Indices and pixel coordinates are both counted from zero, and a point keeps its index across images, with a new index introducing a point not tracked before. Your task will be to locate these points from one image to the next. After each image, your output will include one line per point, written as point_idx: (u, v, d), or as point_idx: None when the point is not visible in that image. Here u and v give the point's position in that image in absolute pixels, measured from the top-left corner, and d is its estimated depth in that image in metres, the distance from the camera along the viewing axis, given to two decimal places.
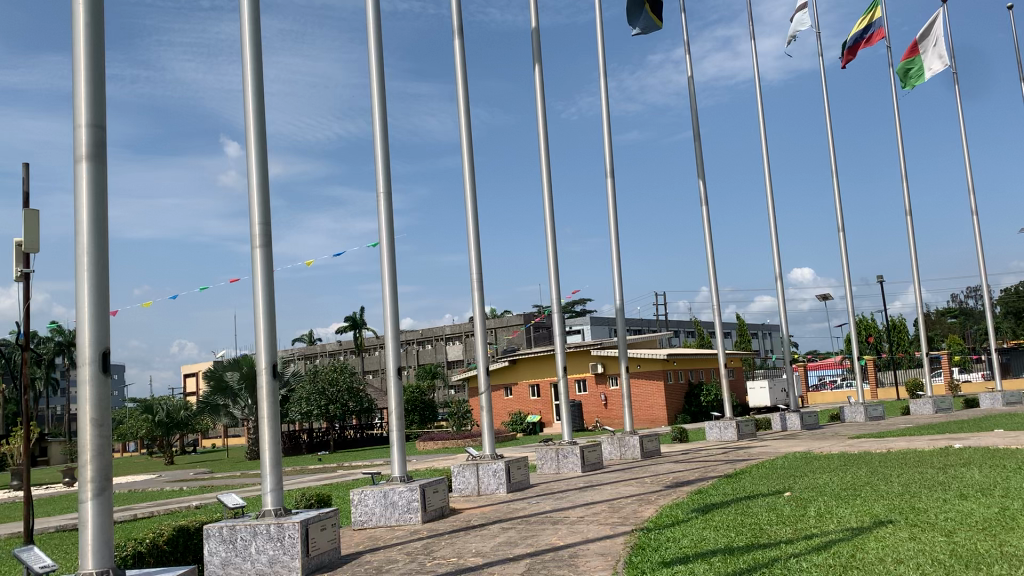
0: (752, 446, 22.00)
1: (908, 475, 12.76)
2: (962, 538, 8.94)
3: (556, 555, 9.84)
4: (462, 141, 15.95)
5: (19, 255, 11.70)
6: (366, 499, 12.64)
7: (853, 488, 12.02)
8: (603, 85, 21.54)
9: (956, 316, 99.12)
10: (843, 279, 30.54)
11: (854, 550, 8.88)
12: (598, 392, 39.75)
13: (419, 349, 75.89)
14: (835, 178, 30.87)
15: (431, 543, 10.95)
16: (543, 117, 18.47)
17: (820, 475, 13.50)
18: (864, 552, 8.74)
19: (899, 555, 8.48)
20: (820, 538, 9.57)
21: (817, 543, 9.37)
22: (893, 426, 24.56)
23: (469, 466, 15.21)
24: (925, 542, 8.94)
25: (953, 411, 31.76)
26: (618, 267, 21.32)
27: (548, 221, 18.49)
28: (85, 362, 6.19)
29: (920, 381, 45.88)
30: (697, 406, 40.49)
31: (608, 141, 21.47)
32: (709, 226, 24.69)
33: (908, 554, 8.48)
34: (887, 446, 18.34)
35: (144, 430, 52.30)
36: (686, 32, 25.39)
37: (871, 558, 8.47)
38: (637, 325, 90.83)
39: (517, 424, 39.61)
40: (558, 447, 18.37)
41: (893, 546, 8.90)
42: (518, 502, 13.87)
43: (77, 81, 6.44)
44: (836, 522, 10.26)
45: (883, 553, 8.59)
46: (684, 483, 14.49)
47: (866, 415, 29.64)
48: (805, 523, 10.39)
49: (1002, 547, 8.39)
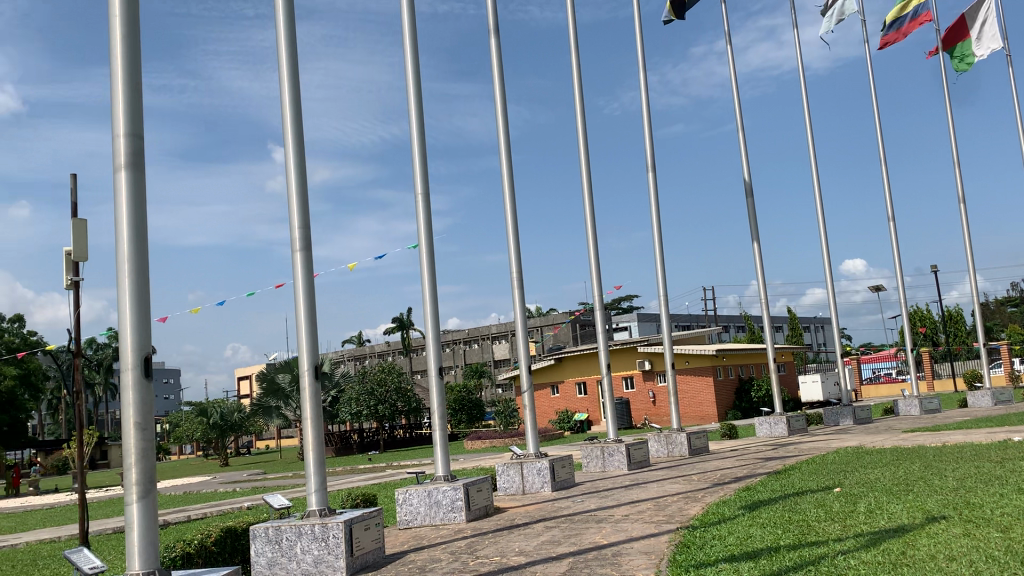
0: (803, 441, 21.61)
1: (964, 469, 12.37)
2: (1019, 534, 8.64)
3: (599, 554, 9.76)
4: (500, 140, 15.94)
5: (68, 264, 11.99)
6: (411, 498, 12.69)
7: (905, 483, 11.73)
8: (643, 80, 21.37)
9: (1017, 306, 96.38)
10: (895, 270, 29.87)
11: (905, 547, 8.65)
12: (646, 389, 39.43)
13: (466, 349, 76.21)
14: (885, 166, 30.19)
15: (475, 542, 10.95)
16: (582, 116, 18.41)
17: (872, 471, 13.17)
18: (915, 549, 8.51)
19: (952, 551, 8.23)
20: (870, 535, 9.33)
21: (865, 539, 9.17)
22: (949, 420, 23.90)
23: (514, 465, 15.19)
24: (980, 538, 8.66)
25: (1013, 402, 30.82)
26: (661, 263, 21.14)
27: (589, 220, 18.41)
28: (128, 366, 6.30)
29: (978, 372, 44.70)
30: (748, 402, 39.92)
31: (649, 136, 21.30)
32: (755, 220, 24.40)
33: (961, 550, 8.22)
34: (942, 440, 17.85)
35: (199, 433, 53.34)
36: (727, 23, 25.07)
37: (922, 555, 8.24)
38: (685, 322, 90.05)
39: (565, 422, 39.59)
40: (603, 445, 18.26)
41: (946, 542, 8.65)
42: (563, 500, 13.83)
43: (115, 92, 6.56)
44: (886, 518, 10.00)
45: (935, 550, 8.35)
46: (732, 481, 14.28)
47: (921, 408, 28.92)
48: (854, 520, 10.14)
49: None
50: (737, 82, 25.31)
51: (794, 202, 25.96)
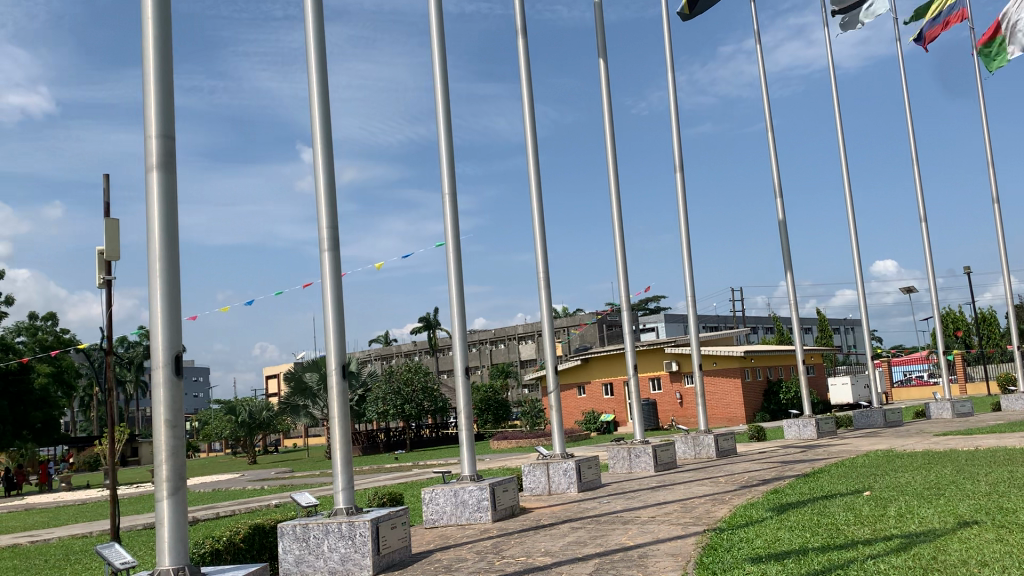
0: (832, 444, 21.36)
1: (997, 474, 12.17)
2: None
3: (625, 555, 9.72)
4: (527, 139, 15.93)
5: (101, 263, 12.16)
6: (437, 497, 12.72)
7: (938, 488, 11.59)
8: (671, 81, 21.25)
9: None
10: (927, 271, 29.47)
11: (936, 552, 8.53)
12: (673, 390, 39.22)
13: (493, 349, 76.28)
14: (917, 166, 29.79)
15: (500, 542, 10.95)
16: (610, 116, 18.37)
17: (902, 475, 12.99)
18: (946, 554, 8.39)
19: (984, 557, 8.10)
20: (900, 540, 9.21)
21: (896, 543, 9.05)
22: (983, 424, 23.52)
23: (540, 465, 15.17)
24: (1013, 544, 8.51)
25: None
26: (689, 263, 21.01)
27: (616, 223, 18.32)
28: (159, 365, 6.38)
29: (1012, 375, 43.95)
30: (776, 404, 39.58)
31: (677, 136, 21.19)
32: (784, 220, 24.18)
33: (994, 556, 8.10)
34: (974, 444, 17.58)
35: (228, 431, 53.86)
36: (756, 22, 24.88)
37: (953, 561, 8.12)
38: (712, 322, 89.50)
39: (591, 423, 39.50)
40: (630, 446, 18.18)
41: (978, 548, 8.51)
42: (589, 501, 13.79)
43: (147, 94, 6.64)
44: (918, 523, 9.86)
45: (967, 556, 8.22)
46: (760, 483, 14.16)
47: (953, 411, 28.51)
48: (884, 524, 10.01)
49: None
50: (767, 82, 25.09)
51: (826, 206, 25.69)
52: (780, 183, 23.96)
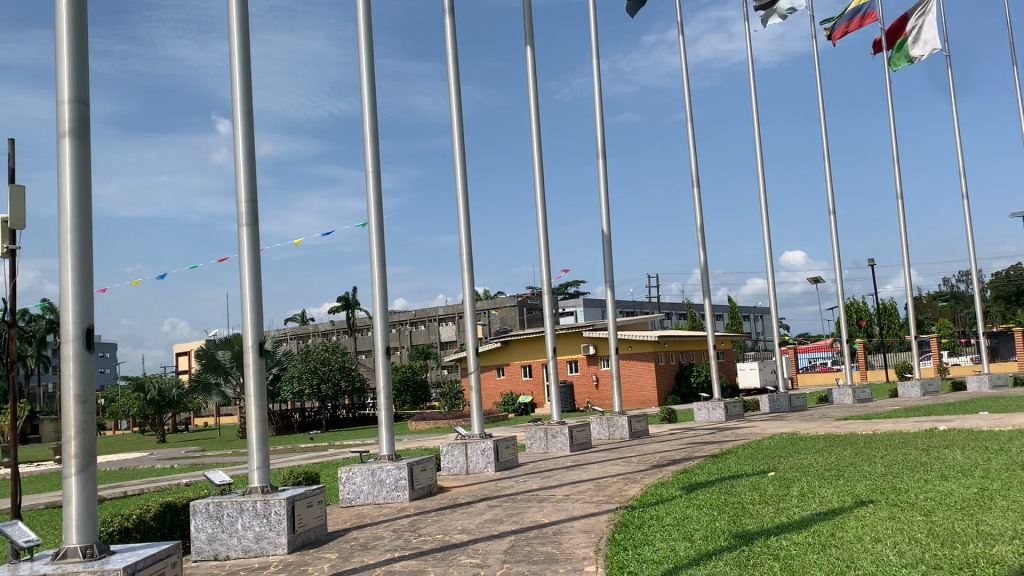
0: (740, 426, 22.14)
1: (892, 456, 12.87)
2: (940, 518, 9.06)
3: (539, 532, 9.93)
4: (452, 120, 15.92)
5: (4, 232, 11.65)
6: (354, 477, 12.69)
7: (836, 469, 12.18)
8: (596, 69, 21.49)
9: (947, 301, 99.90)
10: (833, 263, 30.69)
11: (834, 529, 8.99)
12: (590, 373, 39.90)
13: (412, 330, 76.03)
14: (827, 161, 30.89)
15: (417, 520, 11.02)
16: (534, 102, 18.53)
17: (805, 456, 13.60)
18: (843, 531, 8.84)
19: (878, 533, 8.58)
20: (802, 518, 9.65)
21: (797, 522, 9.48)
22: (879, 409, 24.73)
23: (458, 445, 15.29)
24: (904, 522, 9.04)
25: (940, 393, 31.98)
26: (609, 248, 21.39)
27: (540, 205, 18.53)
28: (68, 339, 6.21)
29: (907, 363, 46.18)
30: (688, 387, 40.65)
31: (600, 124, 21.49)
32: (700, 210, 24.82)
33: (886, 533, 8.59)
34: (871, 428, 18.50)
35: (136, 408, 52.30)
36: (679, 15, 25.31)
37: (850, 537, 8.57)
38: (629, 308, 91.27)
39: (509, 404, 39.87)
40: (547, 427, 18.44)
41: (872, 525, 9.01)
42: (506, 480, 13.99)
43: (60, 59, 6.41)
44: (817, 502, 10.37)
45: (861, 532, 8.69)
46: (671, 463, 14.61)
47: (853, 397, 29.83)
48: (787, 503, 10.49)
49: (978, 527, 8.57)
50: (688, 74, 25.62)
51: (740, 195, 26.45)
52: (699, 174, 24.56)
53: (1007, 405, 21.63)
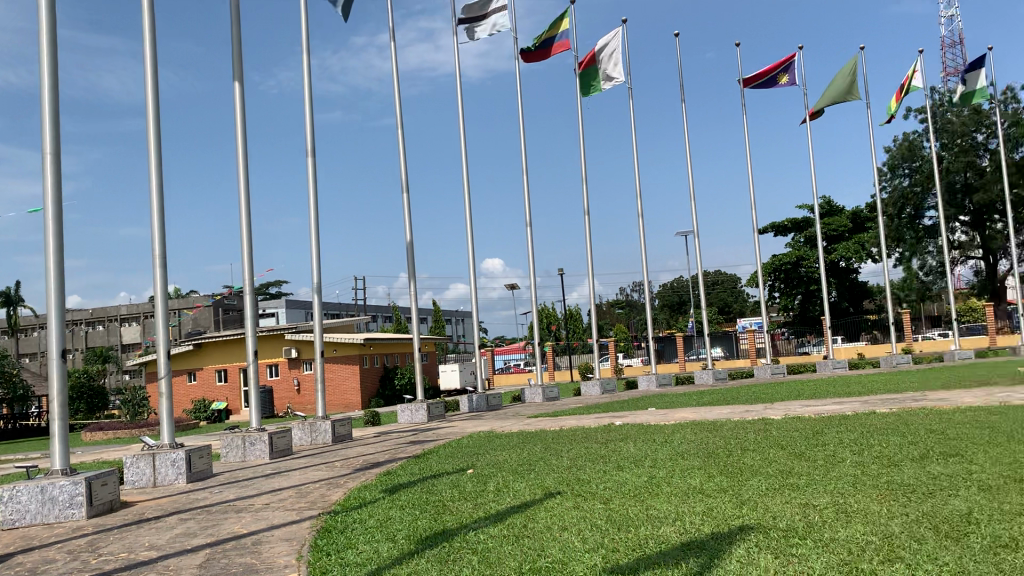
0: (439, 426, 22.79)
1: (575, 450, 14.02)
2: (616, 505, 10.07)
3: (237, 543, 9.54)
4: (147, 99, 14.03)
5: None
6: (19, 495, 11.28)
7: (529, 463, 13.02)
8: (303, 66, 20.82)
9: (626, 309, 110.98)
10: (528, 272, 32.69)
11: (525, 520, 9.63)
12: (291, 376, 38.86)
13: (89, 331, 69.09)
14: (524, 177, 32.70)
15: (97, 539, 10.09)
16: (241, 89, 17.06)
17: (497, 454, 14.35)
18: (533, 522, 9.50)
19: (563, 522, 9.34)
20: (496, 512, 10.24)
21: (492, 515, 10.04)
22: (565, 407, 26.77)
23: (145, 457, 14.18)
24: (586, 509, 9.93)
25: (615, 391, 35.33)
26: (317, 249, 21.01)
27: (243, 203, 17.70)
28: None
29: (589, 365, 50.33)
30: (392, 389, 41.13)
31: (307, 124, 20.83)
32: (408, 217, 25.16)
33: (571, 521, 9.37)
34: (559, 424, 19.93)
35: None
36: (390, 20, 25.19)
37: (539, 527, 9.23)
38: (333, 310, 90.47)
39: (201, 411, 37.55)
40: (245, 434, 17.70)
41: (558, 515, 9.78)
42: (201, 491, 13.20)
43: None
44: (511, 496, 11.02)
45: (550, 522, 9.40)
46: (371, 466, 14.66)
47: (542, 395, 31.95)
48: (484, 499, 11.02)
49: (645, 511, 9.65)
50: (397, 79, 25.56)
51: (445, 203, 27.03)
52: (408, 181, 24.83)
53: (670, 402, 24.47)
